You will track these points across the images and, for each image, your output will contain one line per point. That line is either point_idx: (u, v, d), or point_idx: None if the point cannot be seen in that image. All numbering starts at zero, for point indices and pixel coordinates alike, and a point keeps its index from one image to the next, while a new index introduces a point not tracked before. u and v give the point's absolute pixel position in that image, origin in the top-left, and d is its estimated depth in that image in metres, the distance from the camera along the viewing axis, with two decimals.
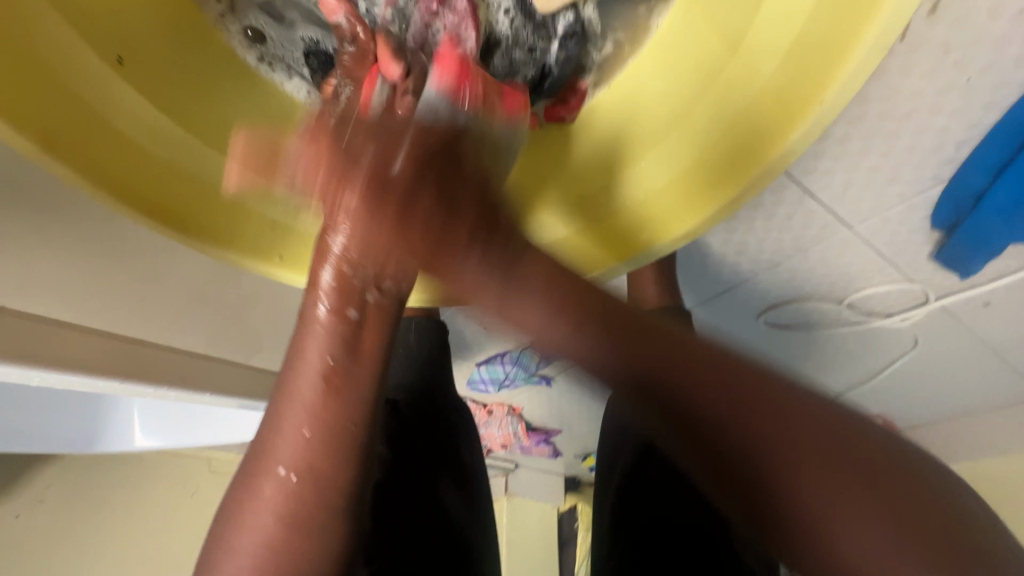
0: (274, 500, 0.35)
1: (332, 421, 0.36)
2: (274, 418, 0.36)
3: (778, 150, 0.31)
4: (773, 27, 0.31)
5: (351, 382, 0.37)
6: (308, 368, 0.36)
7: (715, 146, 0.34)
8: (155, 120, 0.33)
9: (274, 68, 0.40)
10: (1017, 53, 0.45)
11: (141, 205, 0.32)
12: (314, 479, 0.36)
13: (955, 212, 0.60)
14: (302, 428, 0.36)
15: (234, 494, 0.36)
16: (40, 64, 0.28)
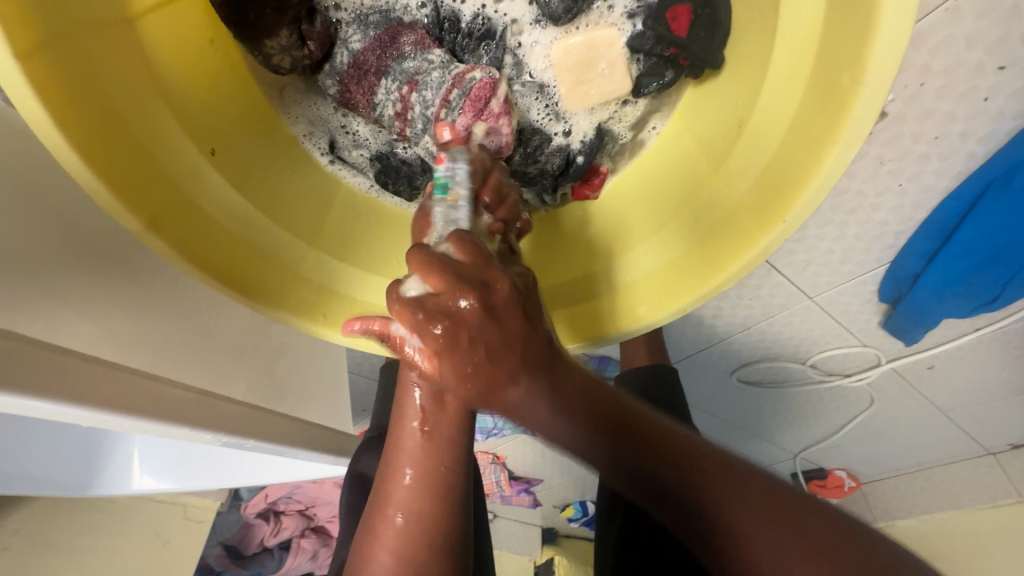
0: (395, 563, 0.40)
1: (429, 464, 0.42)
2: (381, 509, 0.42)
3: (760, 245, 0.35)
4: (748, 156, 0.37)
5: (432, 457, 0.42)
6: (404, 453, 0.42)
7: (719, 232, 0.38)
8: (230, 201, 0.38)
9: (343, 167, 0.48)
10: (937, 166, 0.55)
11: (211, 270, 0.36)
12: (400, 533, 0.41)
13: (898, 288, 0.69)
14: (404, 512, 0.41)
15: (366, 523, 0.43)
16: (147, 152, 0.33)
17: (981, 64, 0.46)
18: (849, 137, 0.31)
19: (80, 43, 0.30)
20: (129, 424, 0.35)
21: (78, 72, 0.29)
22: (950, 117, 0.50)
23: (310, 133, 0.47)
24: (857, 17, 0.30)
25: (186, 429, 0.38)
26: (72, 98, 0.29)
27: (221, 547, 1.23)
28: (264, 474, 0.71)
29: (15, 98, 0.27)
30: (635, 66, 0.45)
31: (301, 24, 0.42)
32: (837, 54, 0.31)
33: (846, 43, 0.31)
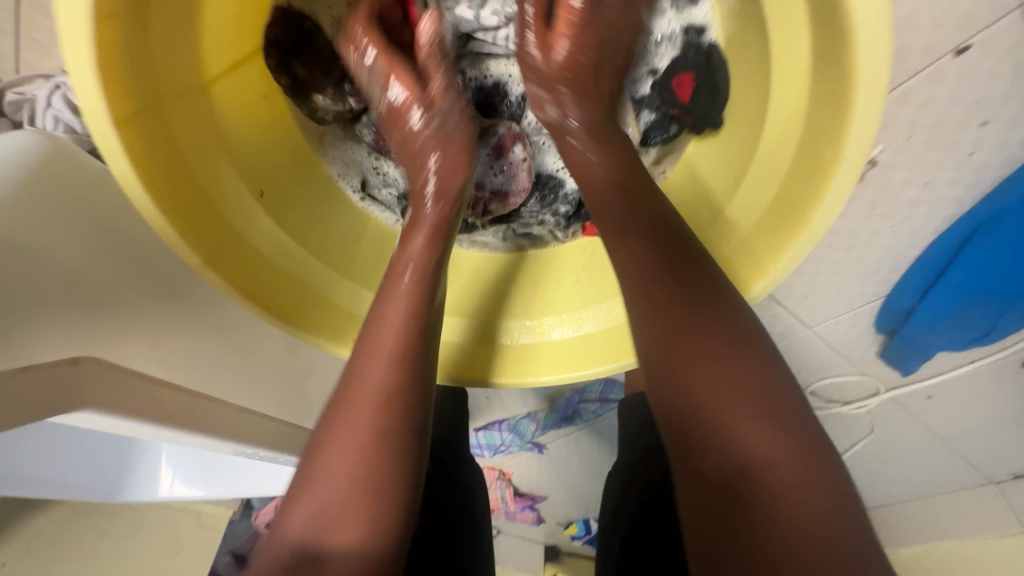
0: (348, 492, 0.37)
1: (393, 403, 0.39)
2: (319, 453, 0.39)
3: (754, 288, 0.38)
4: (747, 206, 0.41)
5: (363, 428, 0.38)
6: (371, 388, 0.39)
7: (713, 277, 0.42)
8: (276, 238, 0.43)
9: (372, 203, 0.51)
10: (927, 210, 0.58)
11: (255, 298, 0.40)
12: (349, 477, 0.37)
13: (894, 321, 0.72)
14: (353, 459, 0.38)
15: (306, 469, 0.39)
16: (208, 196, 0.38)
17: (964, 121, 0.50)
18: (833, 198, 0.35)
19: (161, 104, 0.35)
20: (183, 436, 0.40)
21: (155, 129, 0.34)
22: (937, 166, 0.54)
23: (344, 173, 0.51)
24: (840, 96, 0.34)
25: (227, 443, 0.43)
26: (148, 152, 0.34)
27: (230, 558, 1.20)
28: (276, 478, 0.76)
29: (106, 151, 0.32)
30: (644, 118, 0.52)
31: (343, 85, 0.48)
32: (818, 134, 0.36)
33: (830, 118, 0.35)
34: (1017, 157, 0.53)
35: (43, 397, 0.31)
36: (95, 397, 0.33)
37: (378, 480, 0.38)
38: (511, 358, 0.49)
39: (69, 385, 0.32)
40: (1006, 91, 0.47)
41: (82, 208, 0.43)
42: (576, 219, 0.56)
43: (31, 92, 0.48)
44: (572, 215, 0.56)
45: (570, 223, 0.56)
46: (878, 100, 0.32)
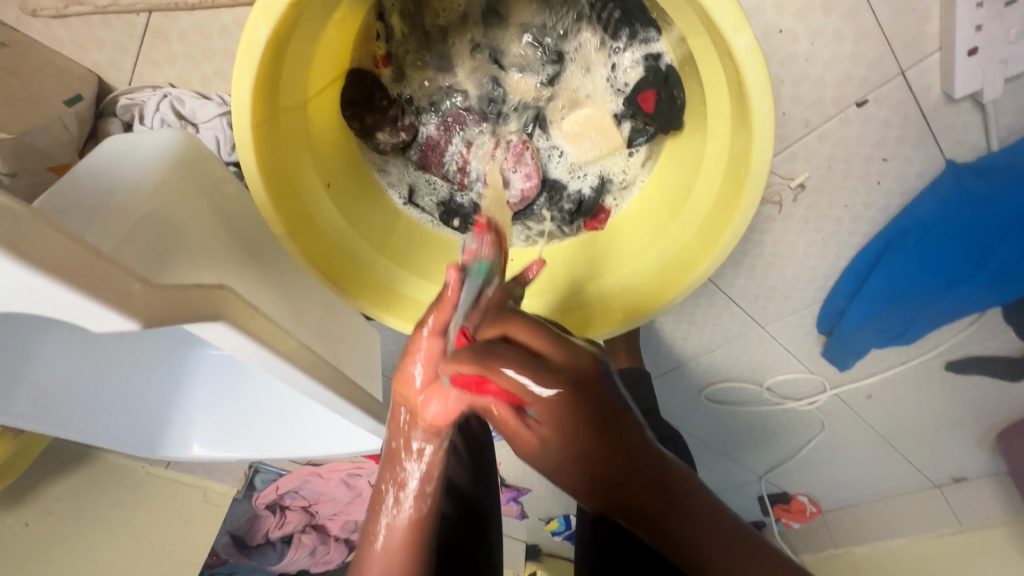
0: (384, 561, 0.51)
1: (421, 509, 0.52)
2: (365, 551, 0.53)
3: (699, 269, 0.51)
4: (693, 210, 0.52)
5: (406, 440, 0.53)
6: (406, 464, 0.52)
7: (666, 268, 0.55)
8: (337, 222, 0.55)
9: (411, 205, 0.64)
10: (849, 227, 0.73)
11: (317, 265, 0.53)
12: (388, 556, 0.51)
13: (830, 322, 0.86)
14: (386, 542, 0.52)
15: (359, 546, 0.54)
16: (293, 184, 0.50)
17: (871, 156, 0.64)
18: (744, 206, 0.45)
19: (279, 115, 0.47)
20: (276, 365, 0.48)
21: (267, 133, 0.46)
22: (853, 191, 0.68)
23: (394, 184, 0.63)
24: (741, 141, 0.43)
25: (301, 378, 0.52)
26: (264, 147, 0.46)
27: (228, 536, 1.35)
28: (298, 438, 0.87)
29: (240, 147, 0.45)
30: (620, 129, 0.55)
31: (396, 122, 0.57)
32: (738, 151, 0.45)
33: (739, 152, 0.44)
34: (915, 186, 0.67)
35: (205, 306, 0.39)
36: (233, 318, 0.41)
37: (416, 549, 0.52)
38: None
39: (216, 302, 0.40)
40: (899, 134, 0.62)
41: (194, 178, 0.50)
42: (580, 216, 0.61)
43: (140, 98, 0.60)
44: (575, 213, 0.61)
45: (574, 219, 0.61)
46: (770, 128, 0.41)
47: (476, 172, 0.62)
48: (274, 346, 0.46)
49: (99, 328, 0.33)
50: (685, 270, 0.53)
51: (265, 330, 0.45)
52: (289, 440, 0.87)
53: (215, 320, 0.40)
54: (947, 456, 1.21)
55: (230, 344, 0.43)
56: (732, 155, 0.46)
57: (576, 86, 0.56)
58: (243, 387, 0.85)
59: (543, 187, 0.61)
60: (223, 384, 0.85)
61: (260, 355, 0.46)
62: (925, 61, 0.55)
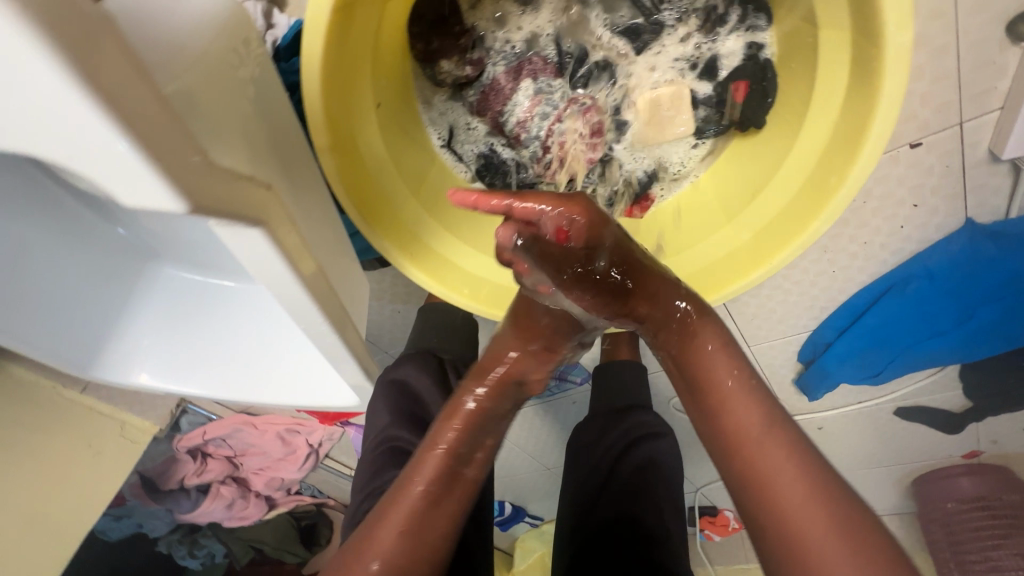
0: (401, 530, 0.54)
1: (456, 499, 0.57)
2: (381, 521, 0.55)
3: (749, 276, 0.50)
4: (755, 214, 0.51)
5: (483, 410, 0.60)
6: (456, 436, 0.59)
7: (709, 266, 0.54)
8: (378, 151, 0.50)
9: (449, 151, 0.58)
10: (860, 264, 0.75)
11: (348, 193, 0.47)
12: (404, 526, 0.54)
13: (813, 352, 0.89)
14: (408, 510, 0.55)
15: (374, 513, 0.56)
16: (348, 96, 0.44)
17: (904, 200, 0.66)
18: (825, 218, 0.44)
19: (357, 12, 0.40)
20: (293, 290, 0.42)
21: (342, 31, 0.40)
22: (875, 230, 0.70)
23: (434, 122, 0.57)
24: (848, 146, 0.41)
25: (313, 313, 0.45)
26: (334, 45, 0.39)
27: (138, 477, 1.28)
28: (262, 381, 0.77)
29: (308, 35, 0.38)
30: (695, 116, 0.54)
31: (465, 54, 0.53)
32: (828, 164, 0.43)
33: (833, 159, 0.42)
34: (931, 238, 0.70)
35: (245, 208, 0.34)
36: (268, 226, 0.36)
37: (438, 526, 0.56)
38: (451, 274, 0.57)
39: (255, 206, 0.35)
40: (936, 184, 0.64)
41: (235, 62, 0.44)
42: (627, 198, 0.58)
43: None
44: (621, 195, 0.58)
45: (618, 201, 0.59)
46: (879, 151, 0.39)
47: (538, 130, 0.56)
48: (300, 270, 0.41)
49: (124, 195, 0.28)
50: (729, 274, 0.52)
51: (296, 248, 0.41)
52: (247, 385, 0.77)
53: (255, 227, 0.35)
54: (865, 494, 1.31)
55: (254, 258, 0.38)
56: (823, 165, 0.44)
57: (666, 61, 0.53)
58: (208, 318, 0.77)
59: (600, 163, 0.58)
60: (184, 312, 0.77)
61: (271, 280, 0.40)
62: (984, 117, 0.57)
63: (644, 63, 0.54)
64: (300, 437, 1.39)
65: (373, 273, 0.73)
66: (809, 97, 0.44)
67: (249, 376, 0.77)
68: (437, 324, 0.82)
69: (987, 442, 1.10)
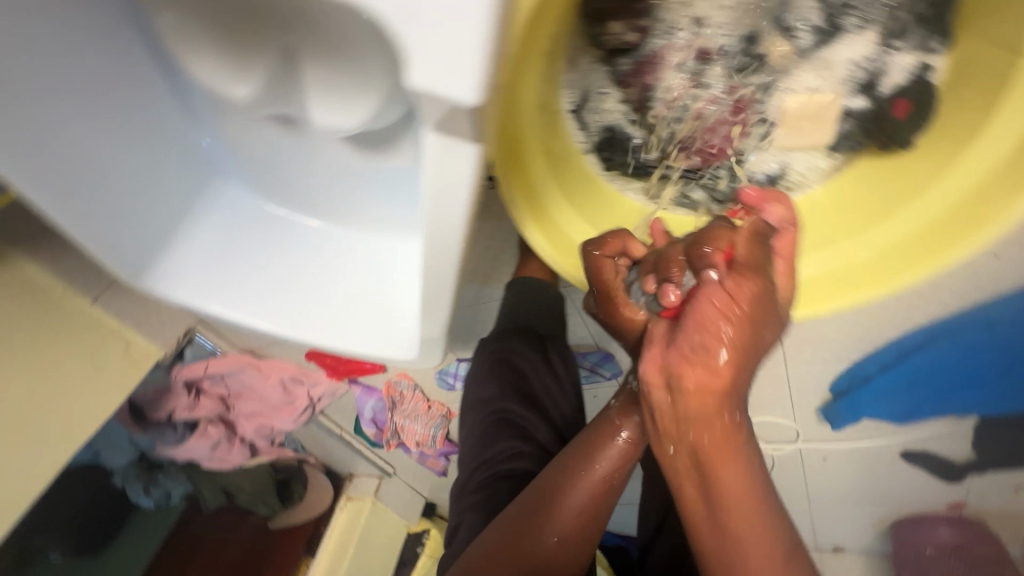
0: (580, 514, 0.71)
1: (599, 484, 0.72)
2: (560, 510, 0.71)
3: (868, 292, 0.53)
4: (885, 233, 0.53)
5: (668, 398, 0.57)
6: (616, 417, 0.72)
7: (827, 278, 0.56)
8: (529, 104, 0.48)
9: (577, 119, 0.57)
10: (920, 304, 0.77)
11: (499, 145, 0.47)
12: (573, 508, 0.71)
13: (848, 383, 0.92)
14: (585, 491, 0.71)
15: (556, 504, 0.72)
16: (528, 43, 0.42)
17: (984, 250, 0.68)
18: (965, 250, 0.47)
19: None
20: (459, 220, 0.40)
21: None
22: (947, 275, 0.72)
23: (572, 84, 0.54)
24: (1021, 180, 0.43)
25: (455, 247, 0.43)
26: None
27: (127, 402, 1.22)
28: (322, 318, 0.75)
29: None
30: (839, 128, 0.54)
31: (638, 19, 0.50)
32: (985, 196, 0.46)
33: (996, 195, 0.45)
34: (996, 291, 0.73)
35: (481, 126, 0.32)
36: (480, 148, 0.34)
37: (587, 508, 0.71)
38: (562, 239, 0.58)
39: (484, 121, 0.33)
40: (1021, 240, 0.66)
41: None
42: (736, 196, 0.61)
43: None
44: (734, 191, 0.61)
45: (727, 199, 0.61)
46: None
47: (683, 113, 0.55)
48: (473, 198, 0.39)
49: (430, 82, 0.28)
50: (844, 287, 0.55)
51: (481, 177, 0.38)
52: (299, 317, 0.75)
53: (473, 146, 0.33)
54: (843, 528, 1.37)
55: (451, 178, 0.36)
56: (980, 197, 0.46)
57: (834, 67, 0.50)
58: (269, 248, 0.76)
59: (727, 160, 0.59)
60: (242, 238, 0.75)
61: (449, 204, 0.38)
62: None
63: (808, 66, 0.51)
64: (302, 387, 1.36)
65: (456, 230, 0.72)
66: (970, 135, 0.45)
67: (303, 308, 0.75)
68: (528, 304, 0.91)
69: (973, 495, 1.16)
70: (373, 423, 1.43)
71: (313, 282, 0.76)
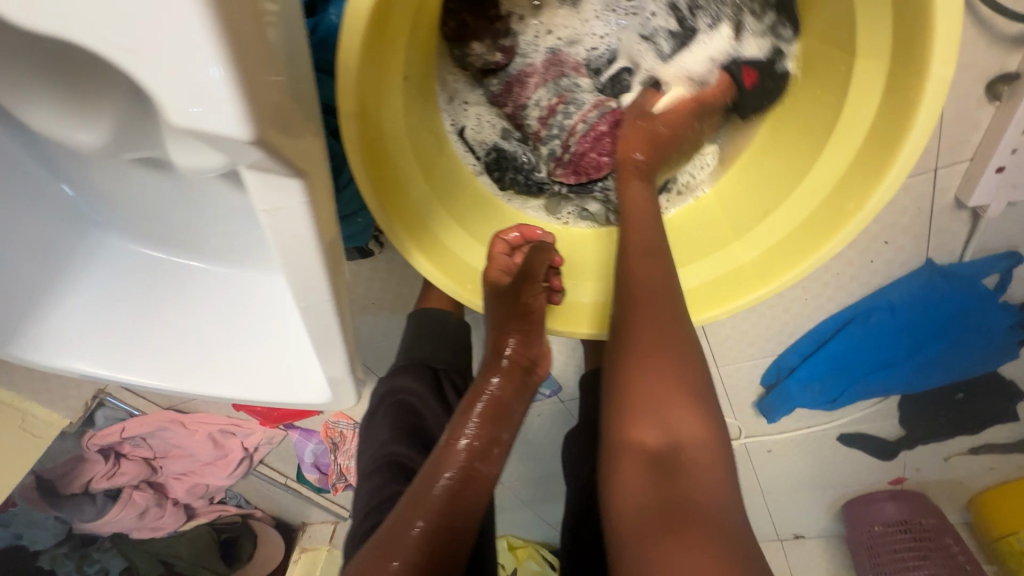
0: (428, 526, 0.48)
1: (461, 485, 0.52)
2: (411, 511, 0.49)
3: (763, 290, 0.51)
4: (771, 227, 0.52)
5: (477, 482, 0.53)
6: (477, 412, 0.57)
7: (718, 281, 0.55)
8: (397, 127, 0.46)
9: (460, 141, 0.57)
10: (830, 294, 0.79)
11: (369, 173, 0.44)
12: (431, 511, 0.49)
13: (777, 376, 0.93)
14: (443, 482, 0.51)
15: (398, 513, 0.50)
16: (382, 66, 0.41)
17: (877, 236, 0.71)
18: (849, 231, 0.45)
19: None
20: (312, 260, 0.37)
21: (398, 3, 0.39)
22: (849, 263, 0.74)
23: (448, 107, 0.55)
24: (887, 158, 0.42)
25: (324, 287, 0.40)
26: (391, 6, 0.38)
27: (33, 477, 1.12)
28: (225, 373, 0.70)
29: None
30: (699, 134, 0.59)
31: (499, 39, 0.54)
32: (851, 185, 0.45)
33: (868, 176, 0.43)
34: (894, 275, 0.76)
35: (290, 156, 0.29)
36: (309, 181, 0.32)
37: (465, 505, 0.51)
38: (454, 265, 0.54)
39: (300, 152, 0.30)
40: (907, 224, 0.69)
41: None
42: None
43: None
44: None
45: None
46: (903, 176, 0.41)
47: (561, 128, 0.58)
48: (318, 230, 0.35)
49: (188, 118, 0.24)
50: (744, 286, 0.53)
51: (322, 207, 0.35)
52: (199, 376, 0.69)
53: (291, 177, 0.30)
54: (799, 515, 1.39)
55: (278, 217, 0.33)
56: (853, 182, 0.45)
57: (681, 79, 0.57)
58: (158, 301, 0.69)
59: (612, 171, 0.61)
60: (125, 293, 0.68)
61: (286, 243, 0.35)
62: (955, 166, 0.62)
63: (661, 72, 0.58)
64: (235, 439, 1.27)
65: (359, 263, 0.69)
66: (835, 114, 0.45)
67: (203, 367, 0.69)
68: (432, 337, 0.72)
69: (910, 470, 1.19)
70: (318, 468, 1.35)
71: (215, 338, 0.70)
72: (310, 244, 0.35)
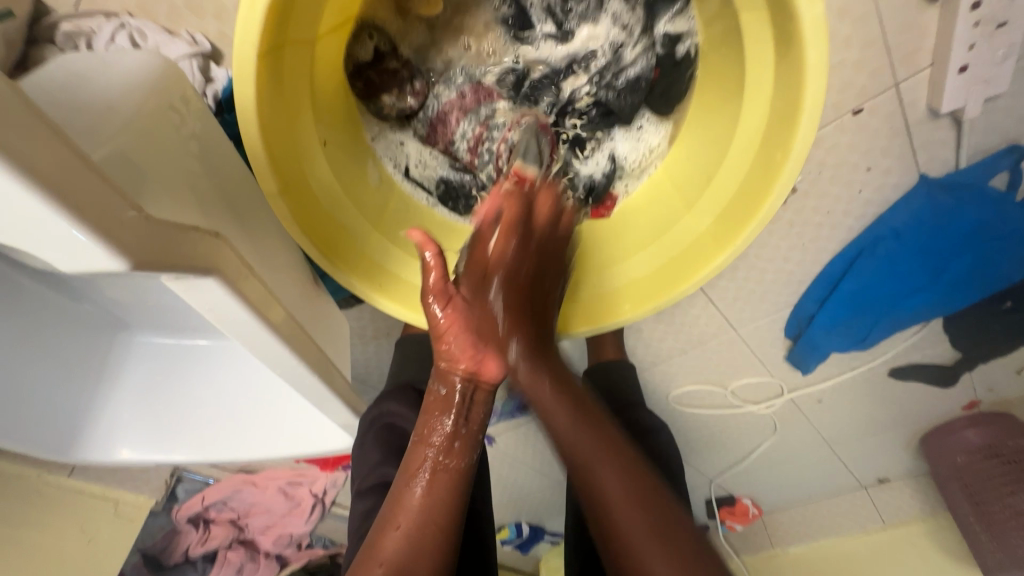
0: (403, 538, 0.52)
1: (435, 490, 0.54)
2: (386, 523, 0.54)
3: (719, 258, 0.49)
4: (714, 197, 0.50)
5: (445, 477, 0.54)
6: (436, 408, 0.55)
7: (675, 259, 0.53)
8: (331, 187, 0.49)
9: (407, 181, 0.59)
10: (827, 233, 0.76)
11: (312, 237, 0.47)
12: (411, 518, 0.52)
13: (799, 326, 0.89)
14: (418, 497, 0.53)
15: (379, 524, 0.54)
16: (293, 140, 0.44)
17: (856, 165, 0.67)
18: (778, 193, 0.44)
19: (296, 54, 0.42)
20: (261, 337, 0.42)
21: (285, 82, 0.42)
22: (836, 199, 0.71)
23: (386, 155, 0.58)
24: (789, 108, 0.41)
25: (284, 354, 0.45)
26: (274, 84, 0.41)
27: (140, 555, 1.25)
28: (253, 440, 0.76)
29: (239, 76, 0.38)
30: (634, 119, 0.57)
31: (406, 86, 0.55)
32: (773, 138, 0.44)
33: (779, 132, 0.43)
34: (889, 198, 0.72)
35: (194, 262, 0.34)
36: (228, 274, 0.37)
37: (439, 514, 0.53)
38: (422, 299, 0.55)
39: (207, 255, 0.35)
40: (884, 145, 0.65)
41: (173, 114, 0.42)
42: (588, 203, 0.60)
43: (90, 26, 0.49)
44: (583, 200, 0.60)
45: (582, 206, 0.61)
46: (815, 119, 0.40)
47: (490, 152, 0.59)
48: (259, 309, 0.40)
49: (64, 262, 0.28)
50: (701, 260, 0.51)
51: (256, 290, 0.40)
52: (233, 446, 0.77)
53: (207, 275, 0.36)
54: (877, 461, 1.31)
55: (215, 311, 0.38)
56: (770, 140, 0.44)
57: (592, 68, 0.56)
58: (187, 386, 0.76)
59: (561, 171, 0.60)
60: (158, 384, 0.76)
61: (232, 329, 0.41)
62: (917, 75, 0.58)
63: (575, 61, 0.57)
64: (302, 488, 1.34)
65: (351, 311, 0.73)
66: (742, 71, 0.45)
67: (235, 437, 0.77)
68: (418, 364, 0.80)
69: (984, 391, 1.10)
70: None
71: (239, 411, 0.77)
72: (254, 324, 0.41)
